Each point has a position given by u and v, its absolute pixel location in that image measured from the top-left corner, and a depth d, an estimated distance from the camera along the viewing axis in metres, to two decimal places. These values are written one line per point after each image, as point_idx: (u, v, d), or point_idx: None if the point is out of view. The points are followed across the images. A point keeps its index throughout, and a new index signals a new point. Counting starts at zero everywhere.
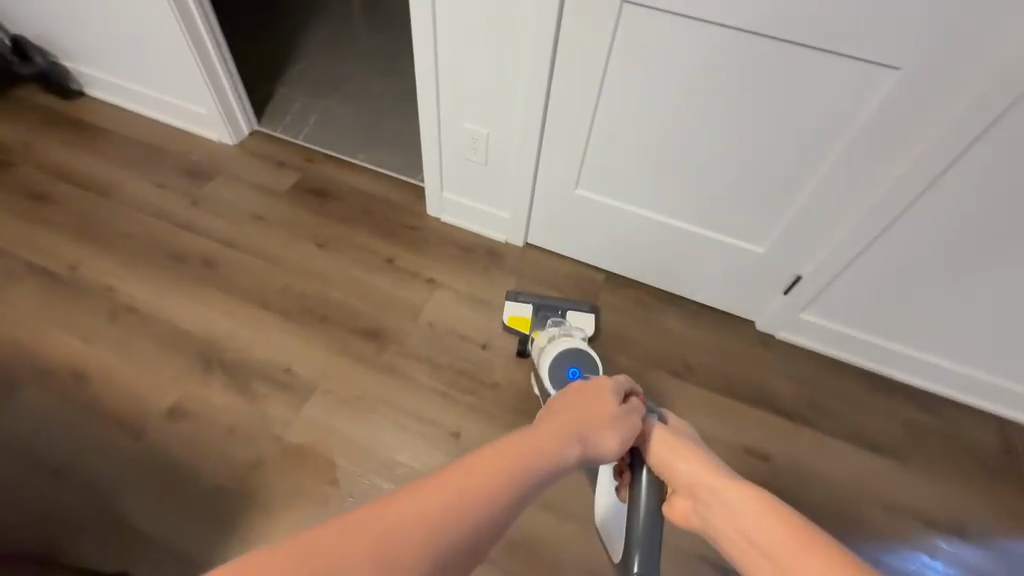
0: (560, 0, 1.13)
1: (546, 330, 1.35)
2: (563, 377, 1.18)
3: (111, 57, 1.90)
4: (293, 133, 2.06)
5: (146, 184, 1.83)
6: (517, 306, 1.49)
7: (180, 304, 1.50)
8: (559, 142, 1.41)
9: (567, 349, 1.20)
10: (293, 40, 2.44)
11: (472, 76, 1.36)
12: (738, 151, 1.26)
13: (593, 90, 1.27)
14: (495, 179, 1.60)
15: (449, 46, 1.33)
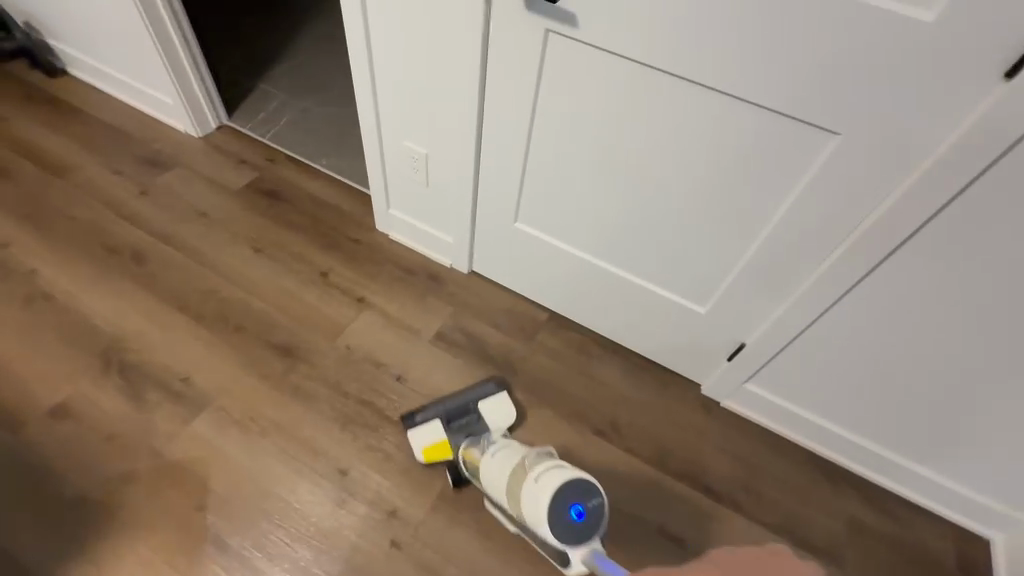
0: (484, 25, 1.03)
1: (505, 463, 1.08)
2: (569, 524, 0.88)
3: (86, 39, 1.90)
4: (261, 130, 2.02)
5: (100, 167, 1.79)
6: (423, 432, 1.28)
7: (96, 297, 1.45)
8: (495, 171, 1.30)
9: (553, 482, 0.91)
10: (286, 36, 2.42)
11: (406, 95, 1.28)
12: (679, 205, 1.13)
13: (525, 122, 1.16)
14: (436, 202, 1.51)
15: (383, 61, 1.24)
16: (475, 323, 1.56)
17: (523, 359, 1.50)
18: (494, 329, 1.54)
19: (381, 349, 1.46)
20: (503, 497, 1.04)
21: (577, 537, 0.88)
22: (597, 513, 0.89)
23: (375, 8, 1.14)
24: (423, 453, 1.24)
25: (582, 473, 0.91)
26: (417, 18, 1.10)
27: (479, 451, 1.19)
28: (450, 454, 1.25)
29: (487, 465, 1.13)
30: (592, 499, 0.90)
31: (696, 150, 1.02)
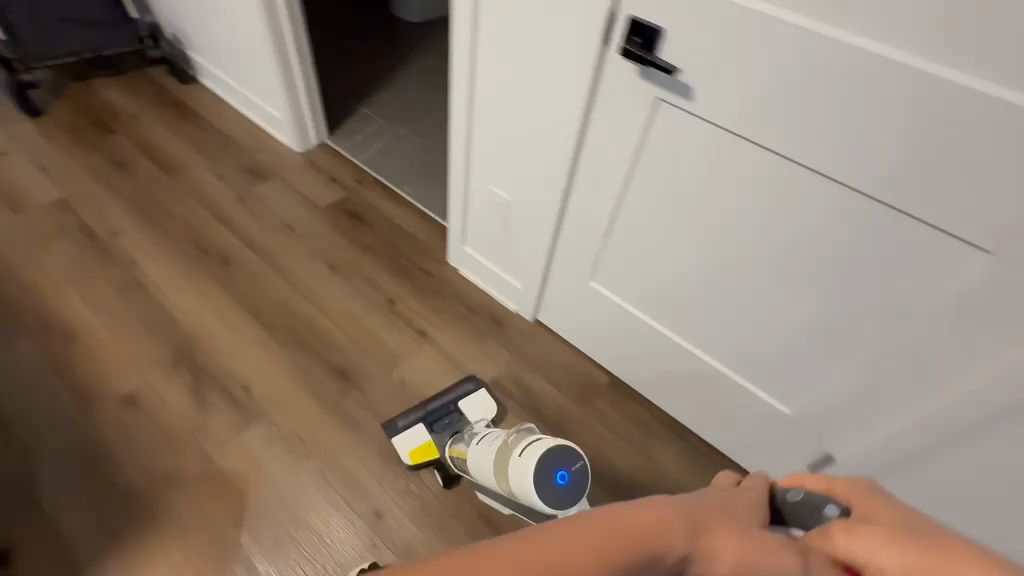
0: (592, 85, 1.00)
1: (489, 447, 1.09)
2: (557, 489, 0.87)
3: (220, 54, 2.08)
4: (356, 152, 2.11)
5: (208, 170, 1.92)
6: (408, 436, 1.30)
7: (183, 294, 1.52)
8: (579, 229, 1.26)
9: (533, 453, 0.91)
10: (391, 67, 2.57)
11: (498, 140, 1.28)
12: (756, 283, 1.04)
13: (617, 183, 1.11)
14: (512, 247, 1.48)
15: (481, 105, 1.25)
16: (532, 376, 1.50)
17: (576, 421, 1.43)
18: (551, 386, 1.48)
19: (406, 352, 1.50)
20: (491, 477, 1.04)
21: (564, 498, 0.88)
22: (581, 473, 0.89)
23: (483, 56, 1.16)
24: (410, 455, 1.26)
25: (563, 442, 0.91)
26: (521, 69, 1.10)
27: (463, 446, 1.21)
28: (437, 453, 1.27)
29: (475, 456, 1.13)
30: (574, 462, 0.90)
31: (786, 232, 0.94)
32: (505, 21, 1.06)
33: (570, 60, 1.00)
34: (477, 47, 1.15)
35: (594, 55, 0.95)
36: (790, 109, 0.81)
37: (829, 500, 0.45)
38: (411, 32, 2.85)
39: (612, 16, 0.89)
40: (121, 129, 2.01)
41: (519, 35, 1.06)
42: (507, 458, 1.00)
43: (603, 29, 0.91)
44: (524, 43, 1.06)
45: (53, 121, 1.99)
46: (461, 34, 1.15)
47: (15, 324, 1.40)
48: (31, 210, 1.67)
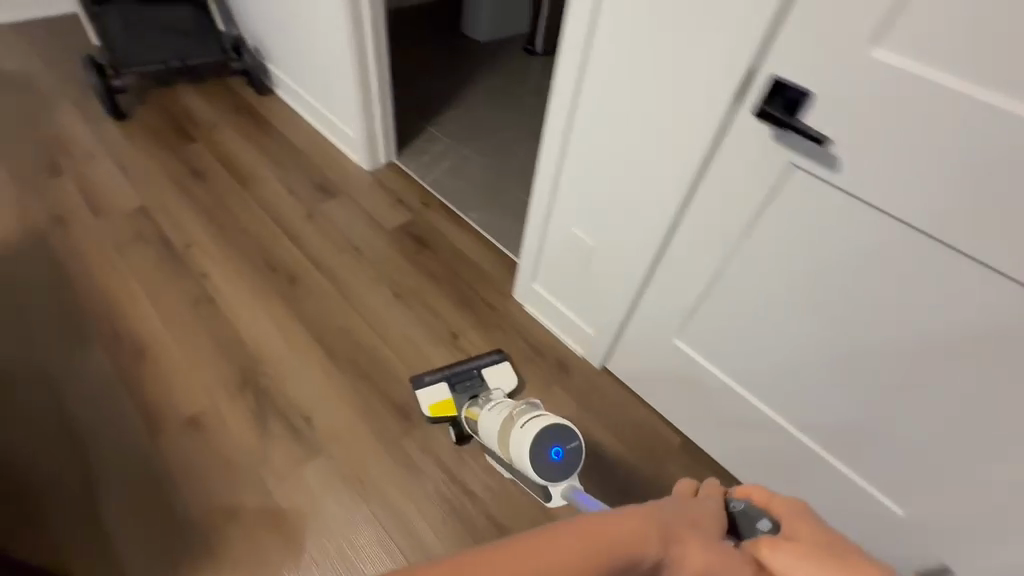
0: (713, 141, 0.93)
1: (498, 416, 1.13)
2: (550, 463, 0.93)
3: (299, 69, 2.10)
4: (423, 173, 2.08)
5: (279, 183, 1.92)
6: (431, 392, 1.38)
7: (250, 313, 1.51)
8: (671, 286, 1.17)
9: (534, 428, 0.96)
10: (461, 87, 2.55)
11: (590, 184, 1.21)
12: (869, 362, 0.95)
13: (726, 243, 1.02)
14: (588, 293, 1.40)
15: (575, 147, 1.19)
16: (599, 430, 1.41)
17: (644, 485, 1.35)
18: (619, 443, 1.39)
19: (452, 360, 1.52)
20: (494, 443, 1.11)
21: (558, 472, 0.92)
22: (576, 453, 0.93)
23: (585, 99, 1.10)
24: (429, 408, 1.34)
25: (569, 425, 0.94)
26: (628, 116, 1.03)
27: (478, 408, 1.26)
28: (455, 410, 1.34)
29: (485, 419, 1.18)
30: (571, 441, 0.94)
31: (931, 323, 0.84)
32: (617, 66, 1.00)
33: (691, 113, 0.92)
34: (579, 89, 1.10)
35: (724, 111, 0.87)
36: (948, 189, 0.73)
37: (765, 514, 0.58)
38: (481, 51, 2.84)
39: (750, 73, 0.82)
40: (199, 137, 2.04)
41: (632, 82, 0.99)
42: (508, 429, 1.05)
43: (739, 85, 0.84)
44: (637, 90, 0.99)
45: (137, 125, 2.05)
46: (564, 76, 1.10)
47: (89, 332, 1.41)
48: (112, 214, 1.71)
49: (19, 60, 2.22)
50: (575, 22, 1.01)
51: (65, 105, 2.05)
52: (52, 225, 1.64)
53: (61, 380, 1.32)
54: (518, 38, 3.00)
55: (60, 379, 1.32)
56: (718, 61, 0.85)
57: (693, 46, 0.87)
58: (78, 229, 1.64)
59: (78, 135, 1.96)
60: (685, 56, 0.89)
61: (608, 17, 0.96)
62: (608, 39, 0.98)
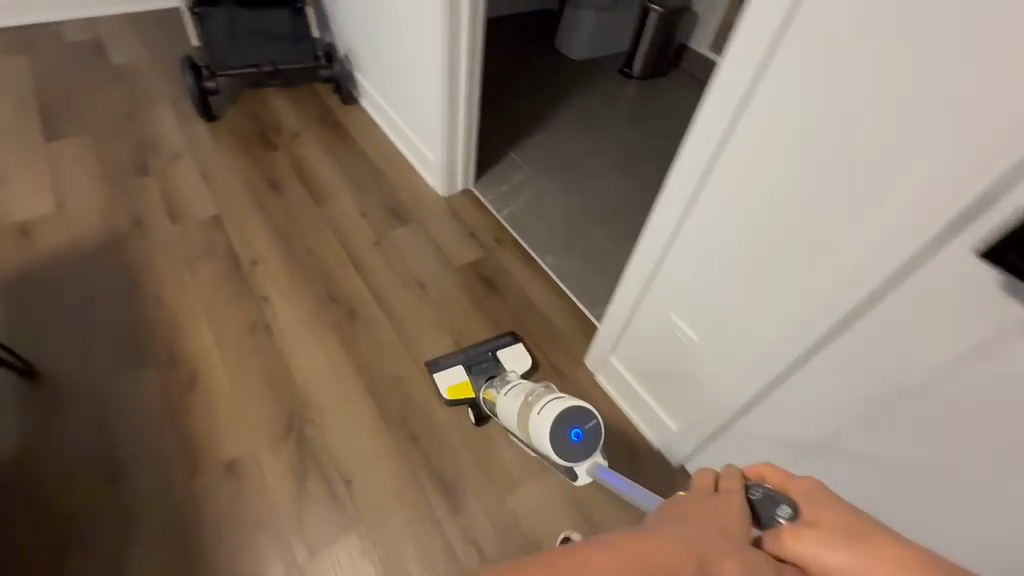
0: (903, 267, 0.74)
1: (517, 400, 1.09)
2: (569, 445, 0.87)
3: (387, 83, 2.02)
4: (500, 205, 1.94)
5: (351, 202, 1.84)
6: (448, 374, 1.39)
7: (306, 349, 1.43)
8: (803, 405, 0.98)
9: (550, 412, 0.91)
10: (550, 110, 2.38)
11: (707, 275, 1.03)
12: None
13: (893, 382, 0.83)
14: (679, 386, 1.22)
15: (693, 233, 1.02)
16: None
17: None
18: None
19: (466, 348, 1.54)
20: (513, 425, 1.05)
21: (579, 455, 0.87)
22: (595, 432, 0.87)
23: (719, 185, 0.93)
24: (446, 389, 1.35)
25: (588, 404, 0.90)
26: (778, 215, 0.86)
27: (496, 390, 1.23)
28: (473, 392, 1.35)
29: (504, 403, 1.14)
30: (589, 420, 0.88)
31: None
32: (772, 157, 0.83)
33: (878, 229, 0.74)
34: (713, 173, 0.93)
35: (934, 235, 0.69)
36: None
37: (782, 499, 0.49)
38: (575, 71, 2.65)
39: (988, 199, 0.63)
40: (281, 145, 2.00)
41: (793, 177, 0.82)
42: (527, 409, 1.00)
43: (963, 210, 0.65)
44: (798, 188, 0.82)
45: (225, 129, 2.04)
46: (695, 155, 0.94)
47: (148, 353, 1.38)
48: (188, 222, 1.69)
49: (130, 53, 2.29)
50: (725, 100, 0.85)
51: (161, 102, 2.08)
52: (131, 228, 1.64)
53: (114, 403, 1.29)
54: (615, 58, 2.79)
55: (113, 401, 1.29)
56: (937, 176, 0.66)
57: (895, 153, 0.69)
58: (154, 235, 1.64)
59: (168, 134, 1.97)
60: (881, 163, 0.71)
61: (772, 101, 0.79)
62: (765, 126, 0.82)
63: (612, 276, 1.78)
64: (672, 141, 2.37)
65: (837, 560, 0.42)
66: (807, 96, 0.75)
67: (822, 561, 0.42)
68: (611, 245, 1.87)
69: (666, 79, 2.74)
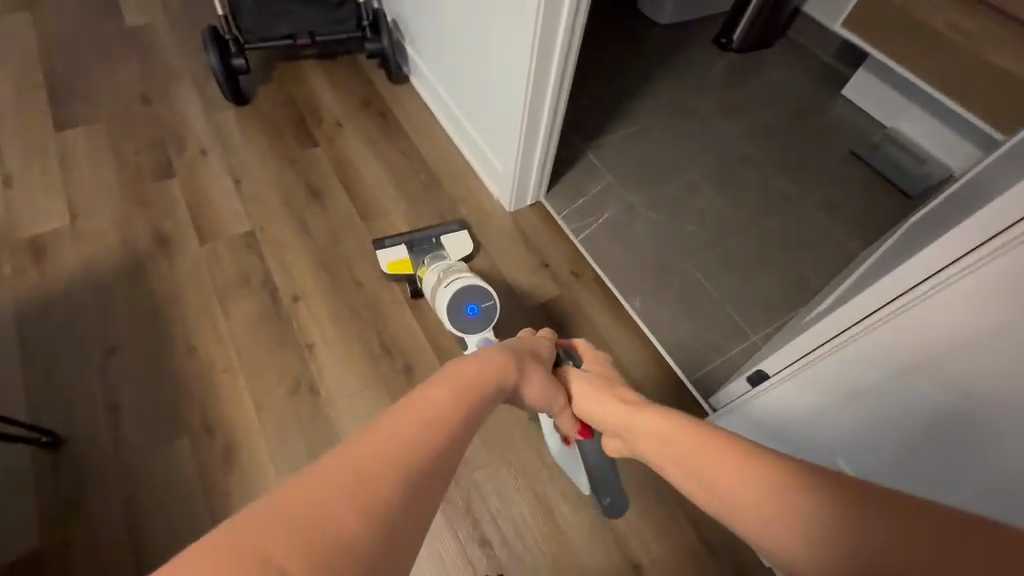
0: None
1: (432, 274, 1.29)
2: (465, 317, 1.18)
3: (447, 65, 1.66)
4: (576, 225, 1.62)
5: (404, 220, 1.57)
6: (390, 252, 1.43)
7: (358, 418, 1.24)
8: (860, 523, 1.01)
9: (450, 292, 1.18)
10: (631, 97, 2.00)
11: (849, 373, 0.90)
12: None
13: None
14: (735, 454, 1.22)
15: (850, 373, 0.90)
16: None
17: None
18: None
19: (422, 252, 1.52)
20: (427, 297, 1.30)
21: (472, 324, 1.18)
22: (489, 310, 1.18)
23: (900, 351, 0.81)
24: (387, 265, 1.40)
25: (491, 291, 1.17)
26: (981, 406, 0.75)
27: (426, 265, 1.35)
28: (412, 271, 1.40)
29: (429, 270, 1.31)
30: (483, 300, 1.18)
31: None
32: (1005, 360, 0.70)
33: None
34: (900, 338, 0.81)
35: None
36: None
37: (569, 360, 0.86)
38: (663, 43, 2.21)
39: None
40: (322, 139, 1.72)
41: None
42: (436, 284, 1.25)
43: None
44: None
45: (257, 115, 1.75)
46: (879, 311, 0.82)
47: (180, 417, 1.21)
48: (218, 242, 1.46)
49: (148, 12, 1.96)
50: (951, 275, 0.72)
51: (186, 79, 1.79)
52: (155, 250, 1.43)
53: (146, 481, 1.14)
54: (710, 21, 2.31)
55: (145, 479, 1.14)
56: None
57: None
58: (181, 259, 1.42)
59: (194, 123, 1.70)
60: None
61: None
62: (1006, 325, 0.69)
63: (710, 326, 1.49)
64: (777, 139, 1.96)
65: (595, 401, 0.76)
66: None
67: (579, 396, 0.78)
68: (710, 284, 1.56)
69: (771, 52, 2.26)
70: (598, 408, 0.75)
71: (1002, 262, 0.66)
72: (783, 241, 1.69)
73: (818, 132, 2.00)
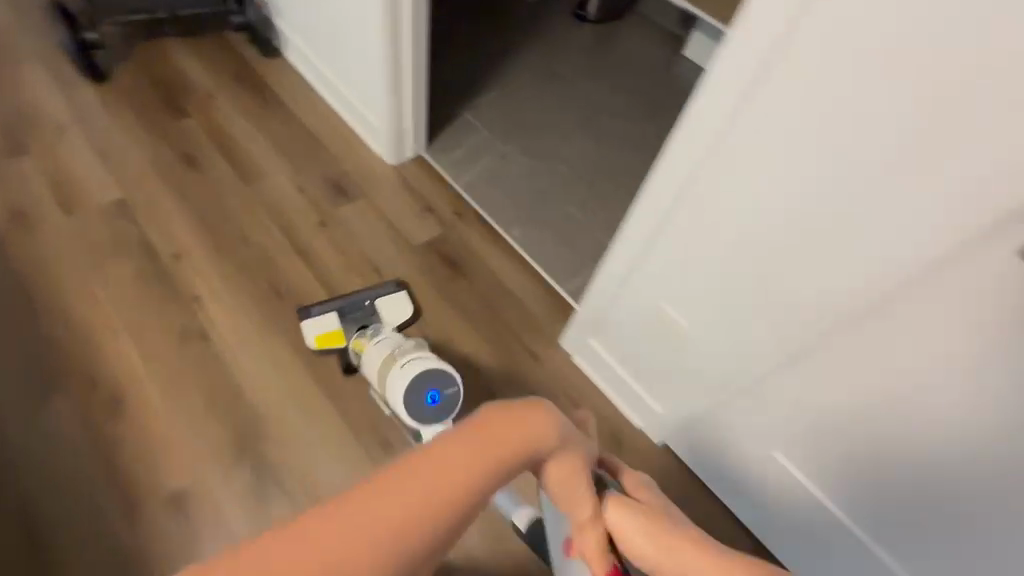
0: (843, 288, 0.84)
1: (380, 351, 1.09)
2: (426, 408, 0.93)
3: (313, 30, 1.71)
4: (456, 172, 1.75)
5: (287, 179, 1.61)
6: (318, 321, 1.34)
7: (253, 357, 1.31)
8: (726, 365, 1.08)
9: (405, 374, 0.96)
10: (501, 63, 2.17)
11: (685, 217, 0.98)
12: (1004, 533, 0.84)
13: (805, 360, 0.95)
14: (617, 342, 1.28)
15: (686, 217, 0.98)
16: None
17: None
18: None
19: (307, 208, 1.57)
20: (372, 377, 1.07)
21: (429, 416, 0.93)
22: (452, 400, 0.93)
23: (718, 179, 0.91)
24: (315, 337, 1.32)
25: (456, 372, 0.94)
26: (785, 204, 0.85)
27: (366, 338, 1.19)
28: (341, 342, 1.32)
29: (372, 348, 1.15)
30: (446, 386, 0.94)
31: None
32: (822, 113, 0.75)
33: (923, 209, 0.72)
34: (736, 131, 0.85)
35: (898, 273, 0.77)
36: None
37: (604, 476, 0.59)
38: (528, 15, 2.40)
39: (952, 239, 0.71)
40: (193, 111, 1.71)
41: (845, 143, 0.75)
42: (389, 362, 1.03)
43: (934, 253, 0.73)
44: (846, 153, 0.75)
45: (118, 91, 1.70)
46: (721, 102, 0.84)
47: (61, 380, 1.23)
48: (84, 211, 1.44)
49: None
50: (770, 43, 0.76)
51: (31, 59, 1.71)
52: (15, 225, 1.39)
53: (31, 442, 1.17)
54: None
55: (30, 440, 1.17)
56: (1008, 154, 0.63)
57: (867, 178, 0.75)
58: (46, 232, 1.39)
59: (46, 101, 1.63)
60: (954, 140, 0.66)
61: (789, 106, 0.78)
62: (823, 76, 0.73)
63: (584, 248, 1.66)
64: (634, 94, 2.22)
65: (643, 541, 0.51)
66: (883, 52, 0.67)
67: (628, 535, 0.51)
68: (581, 213, 1.75)
69: (624, 21, 2.52)
70: (647, 548, 0.50)
71: (763, 59, 0.77)
72: (643, 176, 1.92)
73: (667, 87, 2.29)
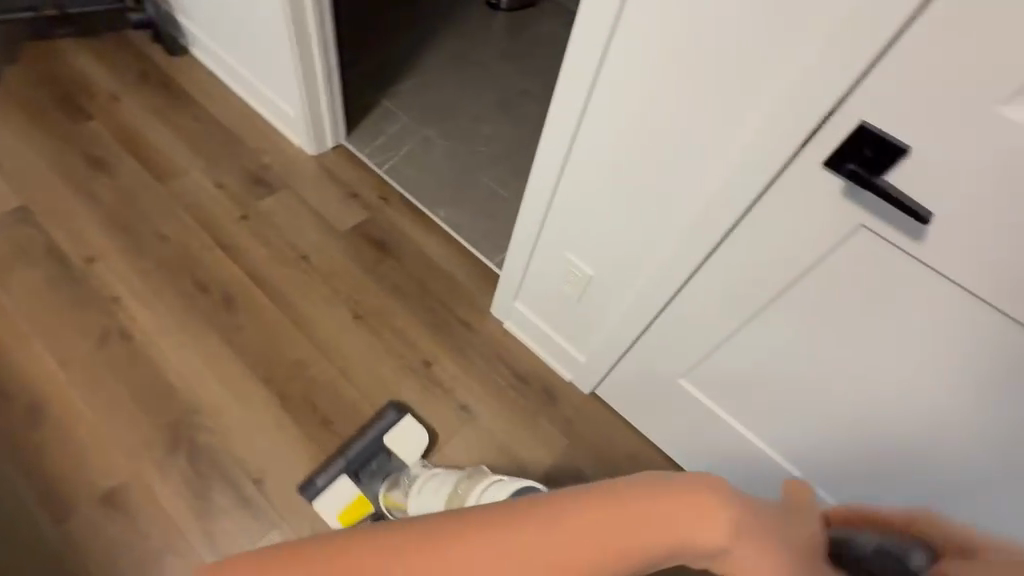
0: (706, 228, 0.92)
1: (438, 495, 1.04)
2: None
3: (216, 25, 1.69)
4: (378, 159, 1.79)
5: (203, 175, 1.59)
6: (330, 498, 1.21)
7: (180, 351, 1.31)
8: (627, 312, 1.15)
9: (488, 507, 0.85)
10: (418, 53, 2.21)
11: (574, 176, 1.05)
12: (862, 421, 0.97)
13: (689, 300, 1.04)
14: (539, 302, 1.36)
15: (574, 176, 1.05)
16: (574, 459, 1.38)
17: None
18: (595, 473, 1.36)
19: (227, 202, 1.56)
20: None
21: None
22: None
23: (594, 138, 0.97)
24: (340, 515, 1.19)
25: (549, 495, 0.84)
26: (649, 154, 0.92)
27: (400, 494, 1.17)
28: (370, 506, 1.22)
29: (417, 501, 1.07)
30: None
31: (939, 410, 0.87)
32: (667, 67, 0.82)
33: (753, 146, 0.79)
34: (602, 91, 0.91)
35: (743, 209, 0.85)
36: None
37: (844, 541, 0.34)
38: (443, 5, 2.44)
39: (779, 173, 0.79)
40: (96, 112, 1.65)
41: (690, 84, 0.81)
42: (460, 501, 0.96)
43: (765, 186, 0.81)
44: (693, 93, 0.81)
45: (10, 98, 1.63)
46: (583, 59, 0.89)
47: None
48: None
49: None
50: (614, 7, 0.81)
51: None
52: None
53: None
54: None
55: None
56: (810, 81, 0.69)
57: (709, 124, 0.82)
58: None
59: None
60: (771, 82, 0.73)
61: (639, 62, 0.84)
62: (664, 27, 0.78)
63: (509, 222, 1.74)
64: (551, 77, 2.32)
65: None
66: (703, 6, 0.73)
67: None
68: (504, 190, 1.82)
69: (539, 7, 2.60)
70: None
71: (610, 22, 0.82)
72: None
73: None
